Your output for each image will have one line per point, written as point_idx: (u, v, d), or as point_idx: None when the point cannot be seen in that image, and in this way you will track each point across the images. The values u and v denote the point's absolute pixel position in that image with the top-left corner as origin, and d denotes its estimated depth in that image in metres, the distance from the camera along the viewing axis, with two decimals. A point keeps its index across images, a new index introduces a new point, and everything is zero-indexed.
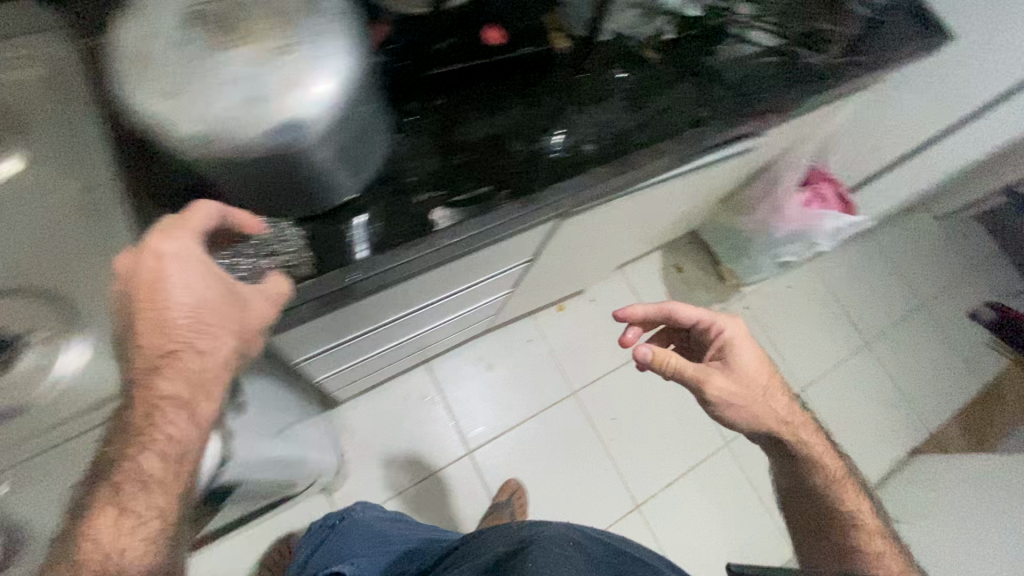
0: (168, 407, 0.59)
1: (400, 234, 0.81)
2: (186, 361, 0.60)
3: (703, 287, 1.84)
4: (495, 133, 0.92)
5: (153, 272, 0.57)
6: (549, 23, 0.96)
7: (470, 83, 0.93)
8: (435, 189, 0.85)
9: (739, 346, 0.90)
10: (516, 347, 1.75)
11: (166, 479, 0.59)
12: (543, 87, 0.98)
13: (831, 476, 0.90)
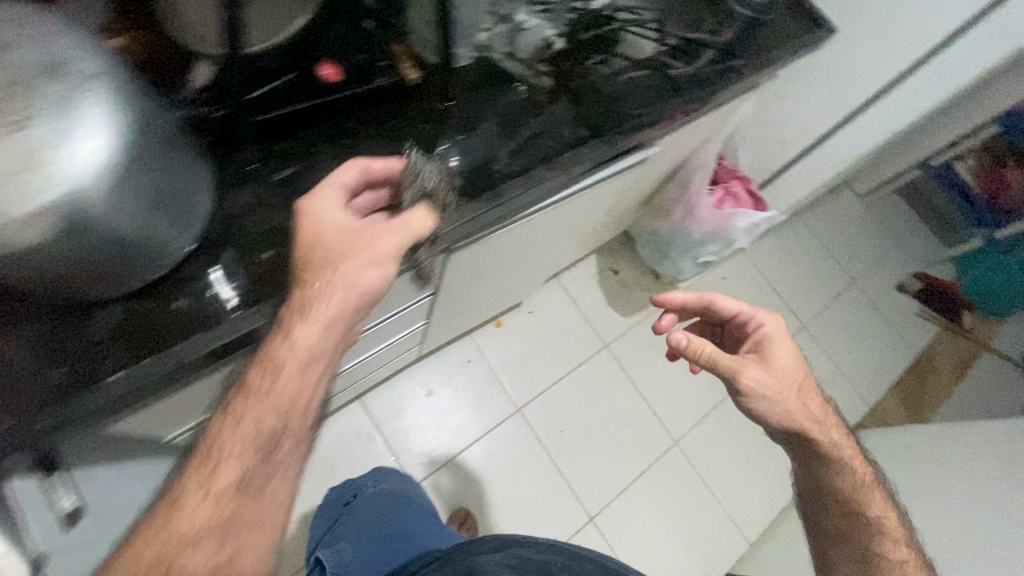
0: (249, 396, 0.60)
1: (288, 267, 0.69)
2: (327, 304, 0.62)
3: (639, 287, 1.94)
4: None
5: (363, 243, 0.64)
6: (395, 56, 0.75)
7: (322, 122, 0.76)
8: None
9: (778, 346, 0.94)
10: (455, 371, 1.68)
11: (233, 472, 0.58)
12: (398, 120, 0.78)
13: (857, 479, 0.90)
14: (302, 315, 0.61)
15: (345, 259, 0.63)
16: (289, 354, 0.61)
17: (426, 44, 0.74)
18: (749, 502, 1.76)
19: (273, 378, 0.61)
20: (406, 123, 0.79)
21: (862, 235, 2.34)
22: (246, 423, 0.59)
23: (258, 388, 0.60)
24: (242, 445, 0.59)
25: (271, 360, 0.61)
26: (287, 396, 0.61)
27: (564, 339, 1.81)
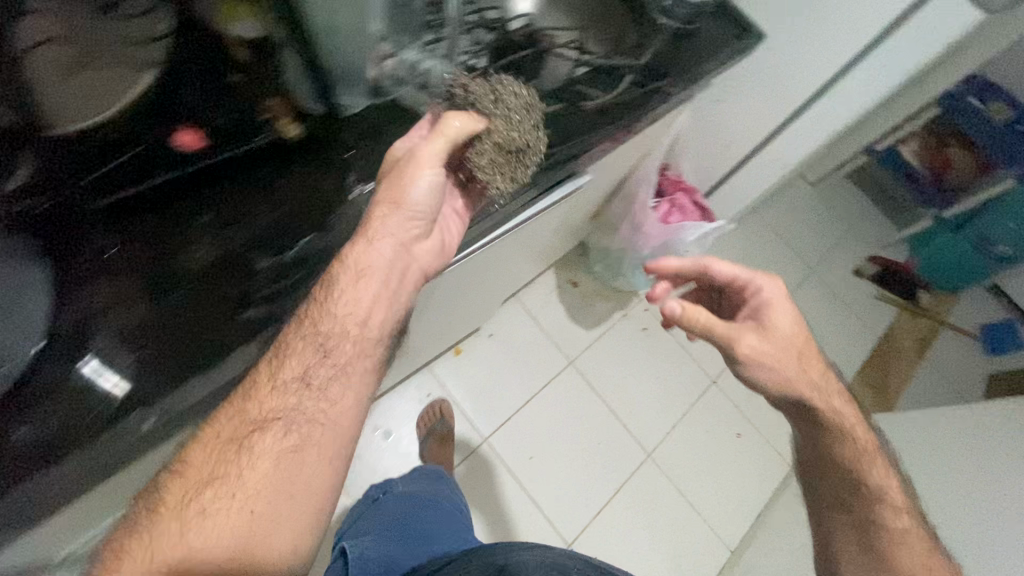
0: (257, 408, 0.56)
1: (182, 359, 0.55)
2: (386, 225, 0.64)
3: (600, 298, 1.90)
4: (250, 243, 0.63)
5: (400, 166, 0.65)
6: (278, 112, 0.65)
7: (201, 190, 0.63)
8: (214, 314, 0.58)
9: (777, 310, 0.84)
10: (416, 407, 1.60)
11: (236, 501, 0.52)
12: (293, 174, 0.68)
13: (861, 448, 0.82)
14: (363, 237, 0.62)
15: (393, 190, 0.64)
16: (342, 271, 0.61)
17: (310, 91, 0.66)
18: (728, 504, 1.73)
19: (331, 293, 0.60)
20: (290, 189, 0.68)
21: (818, 218, 2.37)
22: (320, 334, 0.59)
23: (314, 308, 0.60)
24: (300, 351, 0.58)
25: (331, 276, 0.61)
26: (353, 304, 0.61)
27: (527, 357, 1.75)
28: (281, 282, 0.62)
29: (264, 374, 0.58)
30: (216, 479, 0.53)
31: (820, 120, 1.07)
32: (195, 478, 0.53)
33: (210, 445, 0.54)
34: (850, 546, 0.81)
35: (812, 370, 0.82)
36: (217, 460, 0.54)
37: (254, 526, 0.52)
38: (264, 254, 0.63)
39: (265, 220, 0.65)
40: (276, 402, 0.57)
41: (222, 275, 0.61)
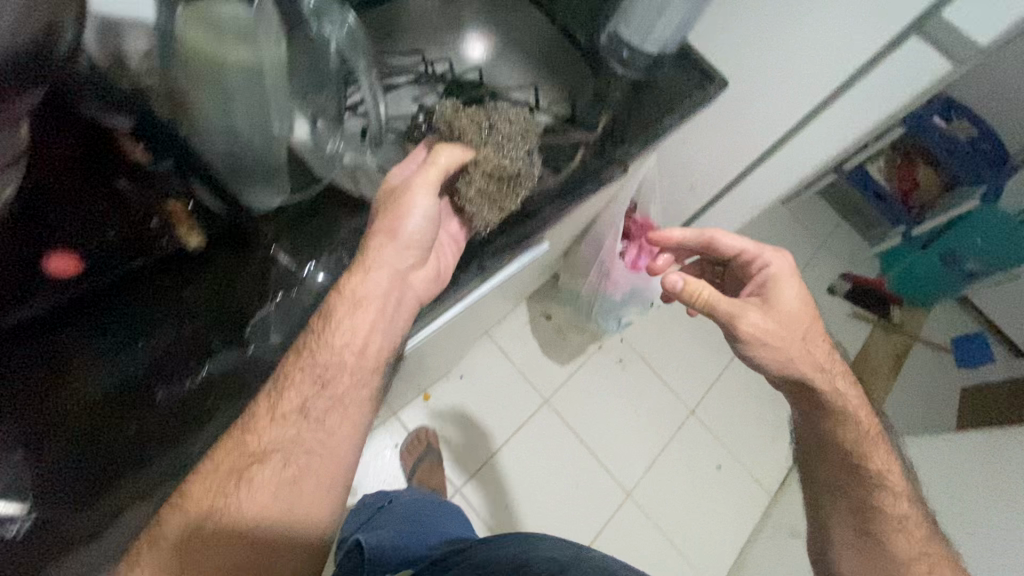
0: (267, 433, 0.60)
1: (88, 487, 0.54)
2: (382, 255, 0.65)
3: (575, 329, 1.82)
4: (158, 358, 0.59)
5: (398, 200, 0.64)
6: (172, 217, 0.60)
7: (91, 304, 0.58)
8: (112, 443, 0.56)
9: (784, 284, 0.86)
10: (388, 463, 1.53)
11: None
12: (204, 273, 0.63)
13: (862, 429, 0.83)
14: (360, 266, 0.64)
15: (395, 218, 0.64)
16: (336, 306, 0.63)
17: (218, 195, 0.62)
18: (712, 534, 1.70)
19: (331, 323, 0.63)
20: (196, 301, 0.62)
21: (788, 228, 2.38)
22: (319, 366, 0.62)
23: (314, 339, 0.62)
24: (297, 385, 0.61)
25: (328, 309, 0.63)
26: (351, 333, 0.64)
27: (501, 394, 1.69)
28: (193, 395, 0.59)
29: (267, 405, 0.60)
30: (215, 510, 0.57)
31: (789, 158, 1.04)
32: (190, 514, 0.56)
33: (208, 477, 0.57)
34: (847, 548, 0.82)
35: (816, 344, 0.83)
36: (213, 494, 0.57)
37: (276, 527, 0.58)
38: (167, 382, 0.59)
39: (168, 340, 0.60)
40: (268, 436, 0.60)
41: (126, 399, 0.57)
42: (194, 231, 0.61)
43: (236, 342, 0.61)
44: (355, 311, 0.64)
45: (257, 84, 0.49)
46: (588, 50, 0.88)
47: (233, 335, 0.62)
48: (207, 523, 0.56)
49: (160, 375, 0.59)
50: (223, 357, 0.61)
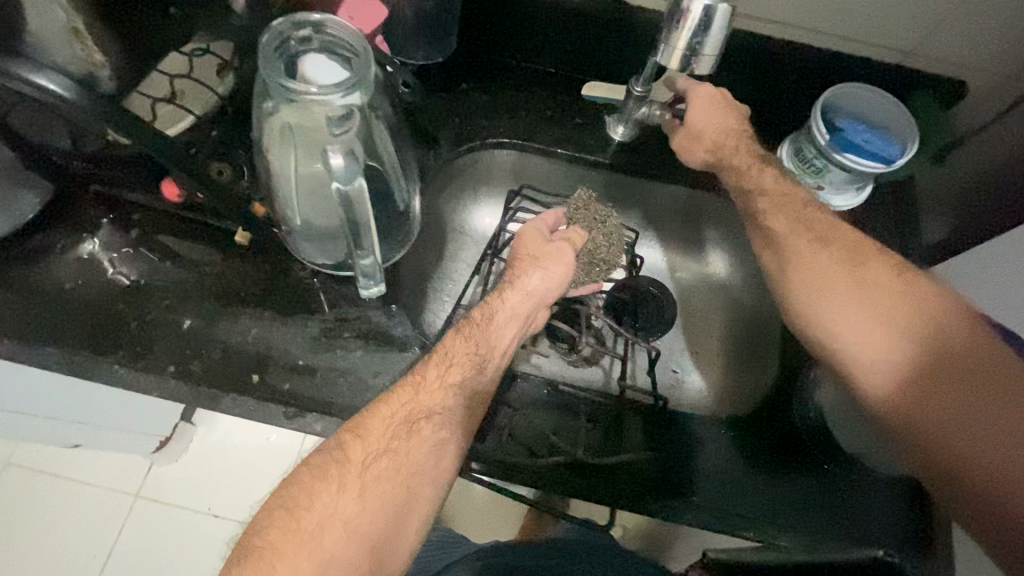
0: (428, 370, 0.55)
1: (84, 331, 0.59)
2: (534, 282, 0.62)
3: None
4: (171, 296, 0.61)
5: (548, 248, 0.63)
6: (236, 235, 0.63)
7: (167, 230, 0.64)
8: (105, 327, 0.59)
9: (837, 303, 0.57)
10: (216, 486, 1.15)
11: (393, 493, 0.50)
12: (242, 263, 0.64)
13: (884, 271, 0.57)
14: (506, 285, 0.61)
15: (549, 259, 0.63)
16: (484, 313, 0.60)
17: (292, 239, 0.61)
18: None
19: (493, 317, 0.59)
20: (229, 260, 0.64)
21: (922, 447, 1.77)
22: (479, 353, 0.57)
23: (473, 330, 0.58)
24: (457, 364, 0.55)
25: (488, 304, 0.60)
26: (505, 339, 0.60)
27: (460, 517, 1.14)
28: (182, 327, 0.60)
29: (431, 375, 0.55)
30: (372, 463, 0.50)
31: None
32: (353, 460, 0.50)
33: (381, 425, 0.51)
34: (892, 329, 0.55)
35: (815, 253, 0.59)
36: (376, 446, 0.51)
37: (431, 468, 0.52)
38: (176, 307, 0.61)
39: (192, 279, 0.62)
40: (426, 402, 0.53)
41: (135, 303, 0.61)
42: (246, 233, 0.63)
43: (232, 313, 0.61)
44: (511, 316, 0.60)
45: (317, 182, 0.52)
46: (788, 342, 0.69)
47: (244, 316, 0.61)
48: (366, 468, 0.50)
49: (168, 298, 0.61)
50: (224, 323, 0.61)
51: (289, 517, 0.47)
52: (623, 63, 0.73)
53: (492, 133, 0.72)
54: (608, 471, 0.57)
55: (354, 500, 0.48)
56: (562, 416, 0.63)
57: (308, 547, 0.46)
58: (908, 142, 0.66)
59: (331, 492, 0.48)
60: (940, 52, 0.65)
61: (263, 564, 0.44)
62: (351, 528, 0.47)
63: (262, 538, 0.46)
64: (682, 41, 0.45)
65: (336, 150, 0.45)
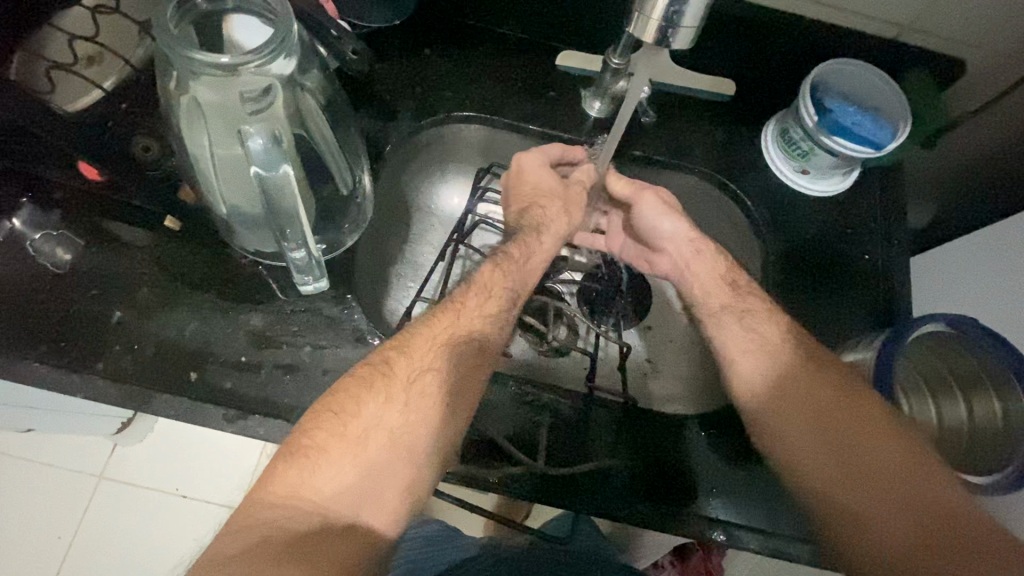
0: (470, 294, 0.56)
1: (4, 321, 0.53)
2: (554, 217, 0.65)
3: None
4: (100, 284, 0.56)
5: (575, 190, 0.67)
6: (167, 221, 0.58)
7: (90, 212, 0.58)
8: (31, 314, 0.54)
9: (745, 359, 0.58)
10: (177, 471, 1.09)
11: (422, 409, 0.50)
12: (174, 252, 0.58)
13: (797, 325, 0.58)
14: (530, 224, 0.63)
15: (570, 202, 0.67)
16: (523, 253, 0.61)
17: (229, 230, 0.55)
18: None
19: (529, 257, 0.61)
20: (163, 247, 0.58)
21: None
22: (519, 271, 0.60)
23: (511, 265, 0.59)
24: (495, 294, 0.57)
25: (523, 241, 0.62)
26: (534, 276, 0.62)
27: None
28: (112, 318, 0.55)
29: (471, 303, 0.56)
30: (417, 378, 0.51)
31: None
32: (398, 375, 0.50)
33: (424, 344, 0.53)
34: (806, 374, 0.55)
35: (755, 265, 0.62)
36: (419, 364, 0.52)
37: (466, 387, 0.52)
38: (105, 296, 0.55)
39: (119, 265, 0.57)
40: (466, 327, 0.55)
41: (58, 289, 0.55)
42: (177, 218, 0.58)
43: (168, 304, 0.56)
44: (547, 239, 0.63)
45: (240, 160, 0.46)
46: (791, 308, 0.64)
47: (181, 307, 0.56)
48: (411, 382, 0.50)
49: (96, 285, 0.56)
50: (162, 315, 0.55)
51: (337, 421, 0.47)
52: (602, 30, 0.67)
53: (456, 105, 0.66)
54: (570, 481, 0.55)
55: (398, 412, 0.49)
56: (530, 413, 0.59)
57: (352, 450, 0.47)
58: (901, 125, 0.62)
59: (376, 404, 0.49)
60: (937, 28, 0.60)
61: (307, 462, 0.45)
62: (388, 427, 0.48)
63: (309, 437, 0.46)
64: (658, 11, 0.40)
65: (257, 133, 0.41)
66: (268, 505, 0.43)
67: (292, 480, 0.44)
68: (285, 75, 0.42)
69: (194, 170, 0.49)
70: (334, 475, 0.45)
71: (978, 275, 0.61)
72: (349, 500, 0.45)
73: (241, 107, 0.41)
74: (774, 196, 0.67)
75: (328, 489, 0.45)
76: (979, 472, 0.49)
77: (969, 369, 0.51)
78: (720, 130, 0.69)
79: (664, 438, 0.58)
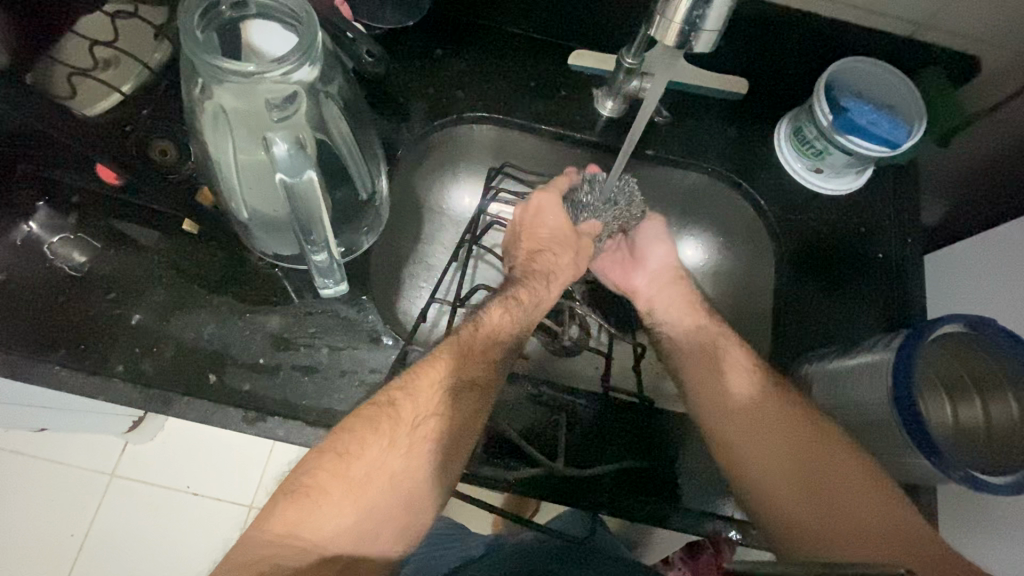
0: (479, 334, 0.57)
1: (25, 324, 0.54)
2: (563, 262, 0.65)
3: None
4: (118, 287, 0.56)
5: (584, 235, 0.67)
6: (184, 226, 0.58)
7: (107, 217, 0.58)
8: (50, 316, 0.54)
9: (726, 366, 0.61)
10: (190, 470, 1.10)
11: (416, 452, 0.50)
12: (190, 255, 0.58)
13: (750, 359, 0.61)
14: (546, 273, 0.63)
15: (581, 248, 0.66)
16: (531, 298, 0.61)
17: (246, 235, 0.56)
18: None
19: (538, 304, 0.62)
20: (179, 250, 0.58)
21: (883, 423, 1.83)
22: (530, 316, 0.61)
23: (517, 309, 0.60)
24: (502, 341, 0.57)
25: (534, 287, 0.62)
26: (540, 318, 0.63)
27: None
28: (130, 321, 0.55)
29: (477, 346, 0.56)
30: (421, 423, 0.51)
31: None
32: (404, 419, 0.50)
33: (429, 388, 0.52)
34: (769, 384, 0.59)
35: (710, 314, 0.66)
36: (425, 407, 0.51)
37: (468, 438, 0.52)
38: (122, 300, 0.56)
39: (135, 270, 0.57)
40: (470, 371, 0.55)
41: (76, 292, 0.55)
42: (193, 222, 0.58)
43: (185, 307, 0.56)
44: (554, 287, 0.64)
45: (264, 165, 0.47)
46: (804, 307, 0.64)
47: (197, 310, 0.56)
48: (415, 427, 0.51)
49: (113, 288, 0.56)
50: (179, 319, 0.56)
51: (339, 462, 0.48)
52: (615, 29, 0.66)
53: (469, 106, 0.66)
54: (581, 484, 0.55)
55: (400, 456, 0.50)
56: (545, 416, 0.59)
57: (354, 492, 0.47)
58: (914, 124, 0.62)
59: (381, 447, 0.49)
60: (952, 26, 0.60)
61: (307, 501, 0.46)
62: (386, 468, 0.49)
63: (309, 476, 0.47)
64: (680, 14, 0.40)
65: (280, 140, 0.42)
66: (260, 544, 0.44)
67: (290, 517, 0.45)
68: (307, 82, 0.42)
69: (217, 179, 0.49)
70: (336, 513, 0.46)
71: (995, 275, 0.61)
72: (348, 538, 0.46)
73: (267, 115, 0.42)
74: (786, 194, 0.67)
75: (330, 527, 0.46)
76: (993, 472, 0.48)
77: (987, 369, 0.51)
78: (733, 129, 0.68)
79: (654, 447, 0.59)
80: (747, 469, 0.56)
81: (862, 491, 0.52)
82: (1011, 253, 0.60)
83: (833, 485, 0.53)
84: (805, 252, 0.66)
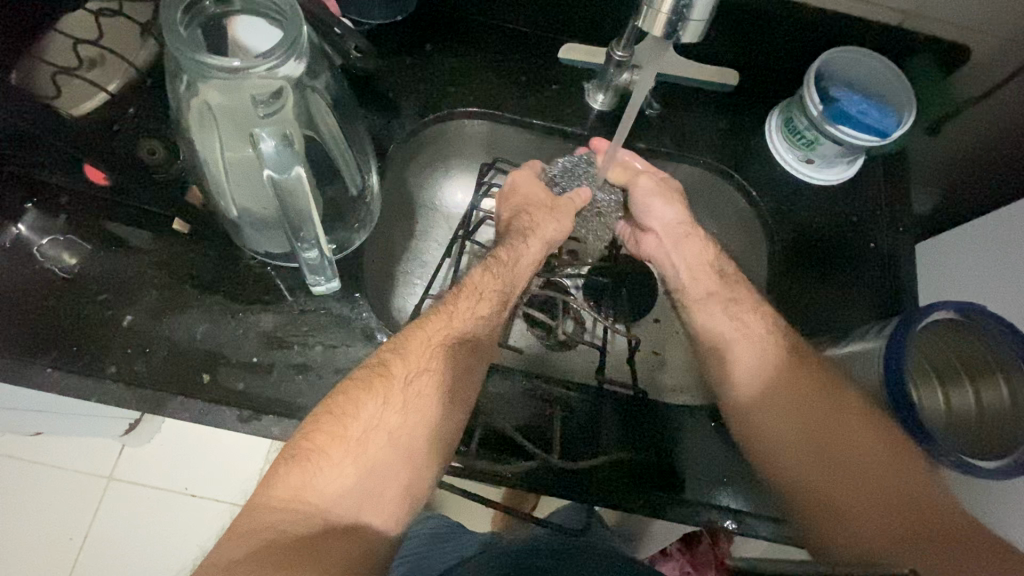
0: (462, 295, 0.58)
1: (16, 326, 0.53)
2: (546, 226, 0.64)
3: None
4: (109, 288, 0.56)
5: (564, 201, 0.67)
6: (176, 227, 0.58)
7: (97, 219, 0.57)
8: (41, 318, 0.54)
9: (728, 356, 0.60)
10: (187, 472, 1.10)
11: (411, 406, 0.51)
12: (181, 255, 0.58)
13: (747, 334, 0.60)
14: (526, 231, 0.63)
15: (561, 211, 0.66)
16: (511, 256, 0.62)
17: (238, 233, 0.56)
18: None
19: (518, 260, 0.62)
20: (170, 250, 0.58)
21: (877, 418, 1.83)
22: (509, 277, 0.61)
23: (500, 269, 0.61)
24: (485, 299, 0.59)
25: (514, 246, 0.63)
26: (524, 279, 0.63)
27: None
28: (123, 323, 0.55)
29: (462, 305, 0.57)
30: (414, 379, 0.52)
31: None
32: (397, 376, 0.51)
33: (419, 347, 0.53)
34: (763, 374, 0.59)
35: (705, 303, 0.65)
36: (416, 363, 0.52)
37: (458, 392, 0.53)
38: (114, 300, 0.55)
39: (126, 270, 0.56)
40: (457, 328, 0.56)
41: (68, 294, 0.55)
42: (184, 223, 0.58)
43: (176, 307, 0.56)
44: (536, 245, 0.63)
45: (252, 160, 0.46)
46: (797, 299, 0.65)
47: (189, 309, 0.56)
48: (409, 383, 0.51)
49: (105, 289, 0.56)
50: (171, 319, 0.55)
51: (337, 424, 0.48)
52: (604, 23, 0.66)
53: (460, 100, 0.66)
54: (579, 477, 0.55)
55: (397, 413, 0.50)
56: (537, 405, 0.59)
57: (353, 451, 0.47)
58: (904, 112, 0.62)
59: (377, 404, 0.49)
60: (941, 15, 0.60)
61: (308, 466, 0.46)
62: (384, 426, 0.49)
63: (309, 441, 0.47)
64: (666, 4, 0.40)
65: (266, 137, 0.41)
66: (267, 510, 0.44)
67: (294, 482, 0.45)
68: (292, 77, 0.42)
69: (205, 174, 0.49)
70: (337, 475, 0.46)
71: (987, 261, 0.61)
72: (350, 498, 0.46)
73: (253, 111, 0.41)
74: (778, 185, 0.67)
75: (332, 489, 0.46)
76: (989, 457, 0.49)
77: (980, 357, 0.51)
78: (724, 121, 0.69)
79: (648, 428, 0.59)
80: (763, 460, 0.55)
81: (886, 477, 0.51)
82: (1002, 239, 0.60)
83: (855, 475, 0.52)
84: (798, 237, 0.66)
